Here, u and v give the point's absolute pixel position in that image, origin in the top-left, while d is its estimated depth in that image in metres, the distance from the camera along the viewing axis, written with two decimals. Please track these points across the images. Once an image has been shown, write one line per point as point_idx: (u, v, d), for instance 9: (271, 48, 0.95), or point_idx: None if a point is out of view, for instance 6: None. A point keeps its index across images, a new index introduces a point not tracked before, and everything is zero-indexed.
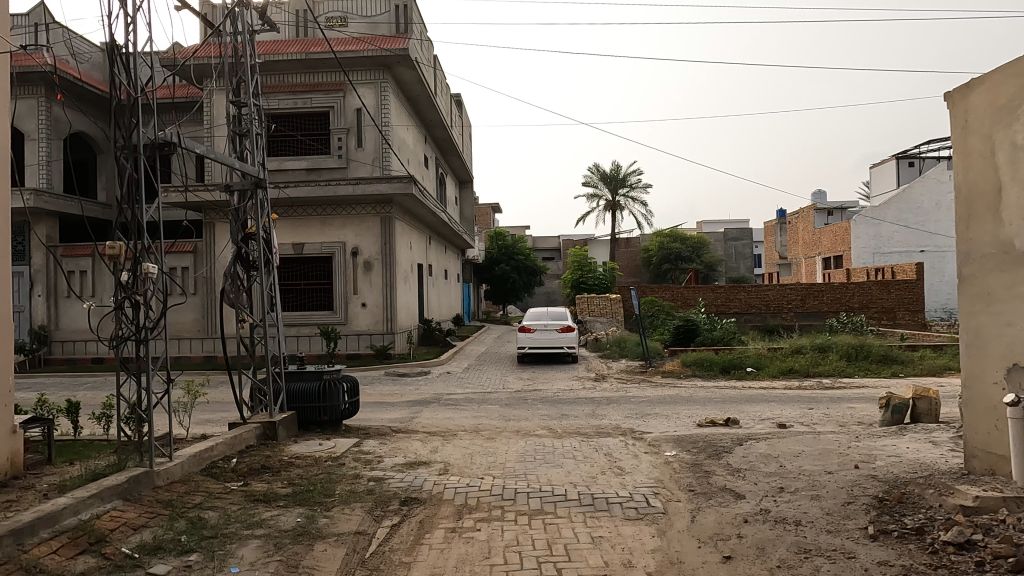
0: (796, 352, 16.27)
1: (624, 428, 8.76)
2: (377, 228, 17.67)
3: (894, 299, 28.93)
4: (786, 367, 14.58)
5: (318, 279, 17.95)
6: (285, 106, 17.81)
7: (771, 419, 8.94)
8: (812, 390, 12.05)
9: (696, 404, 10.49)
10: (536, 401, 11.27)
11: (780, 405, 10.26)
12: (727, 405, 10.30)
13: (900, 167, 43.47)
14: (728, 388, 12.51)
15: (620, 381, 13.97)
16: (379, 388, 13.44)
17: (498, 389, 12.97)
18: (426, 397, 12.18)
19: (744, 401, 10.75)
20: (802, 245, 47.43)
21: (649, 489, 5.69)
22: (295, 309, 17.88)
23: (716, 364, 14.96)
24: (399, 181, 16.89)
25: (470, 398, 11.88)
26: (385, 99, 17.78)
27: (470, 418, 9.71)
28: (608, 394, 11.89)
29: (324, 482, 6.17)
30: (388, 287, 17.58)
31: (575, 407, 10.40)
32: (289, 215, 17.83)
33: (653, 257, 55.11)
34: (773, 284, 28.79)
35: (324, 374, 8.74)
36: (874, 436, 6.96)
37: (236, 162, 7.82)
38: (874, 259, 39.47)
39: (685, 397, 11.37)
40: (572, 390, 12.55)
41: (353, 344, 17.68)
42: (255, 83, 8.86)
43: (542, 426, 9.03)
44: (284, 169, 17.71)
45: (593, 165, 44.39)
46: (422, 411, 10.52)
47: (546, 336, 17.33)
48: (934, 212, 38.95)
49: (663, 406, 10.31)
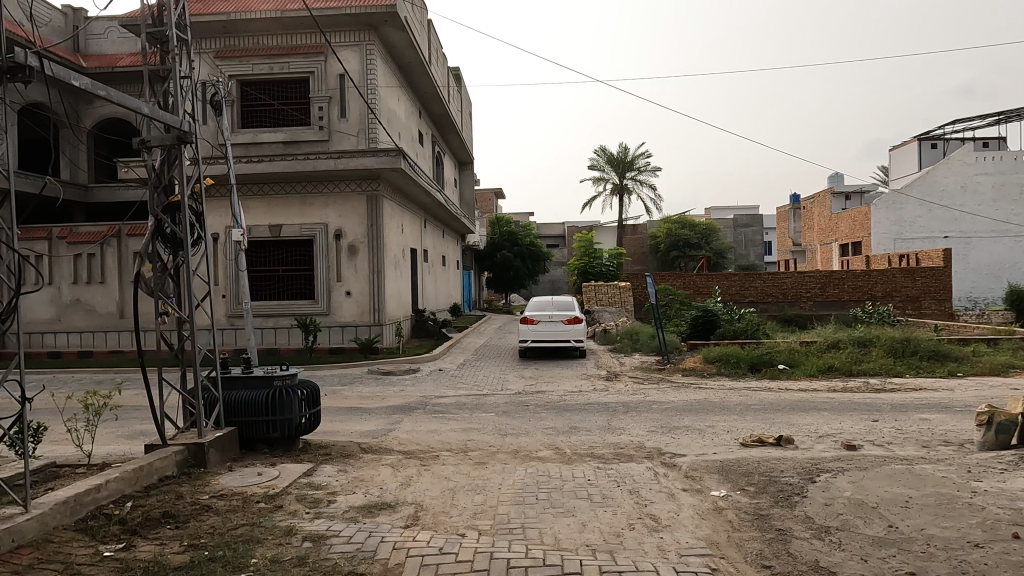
0: (832, 347, 14.49)
1: (649, 448, 6.97)
2: (364, 208, 15.92)
3: (919, 287, 27.06)
4: (824, 364, 12.82)
5: (297, 265, 16.18)
6: (259, 71, 15.91)
7: (833, 437, 7.20)
8: (864, 396, 10.25)
9: (732, 413, 8.73)
10: (539, 408, 9.49)
11: (836, 415, 8.44)
12: (770, 416, 8.50)
13: (923, 149, 41.34)
14: (764, 391, 10.73)
15: (636, 381, 12.20)
16: (359, 389, 11.69)
17: (495, 392, 11.18)
18: (411, 401, 10.45)
19: (790, 410, 8.94)
20: (818, 230, 45.49)
21: (701, 560, 3.90)
22: (273, 299, 16.13)
23: (743, 361, 13.20)
24: (386, 155, 15.07)
25: (461, 403, 10.11)
26: (371, 62, 15.87)
27: (459, 433, 7.93)
28: (625, 399, 10.09)
29: (240, 542, 4.39)
30: (375, 273, 15.82)
31: (587, 417, 8.62)
32: (265, 193, 16.05)
33: (661, 244, 53.30)
34: (791, 272, 26.98)
35: (274, 381, 6.96)
36: (992, 471, 5.20)
37: (144, 106, 5.87)
38: (895, 245, 37.57)
39: (717, 403, 9.60)
40: (581, 393, 10.76)
41: (336, 337, 15.93)
42: (183, 14, 6.91)
43: (546, 444, 7.26)
44: (258, 142, 15.88)
45: (598, 148, 42.71)
46: (402, 421, 8.76)
47: (550, 329, 15.54)
48: (959, 195, 36.96)
49: (693, 416, 8.56)
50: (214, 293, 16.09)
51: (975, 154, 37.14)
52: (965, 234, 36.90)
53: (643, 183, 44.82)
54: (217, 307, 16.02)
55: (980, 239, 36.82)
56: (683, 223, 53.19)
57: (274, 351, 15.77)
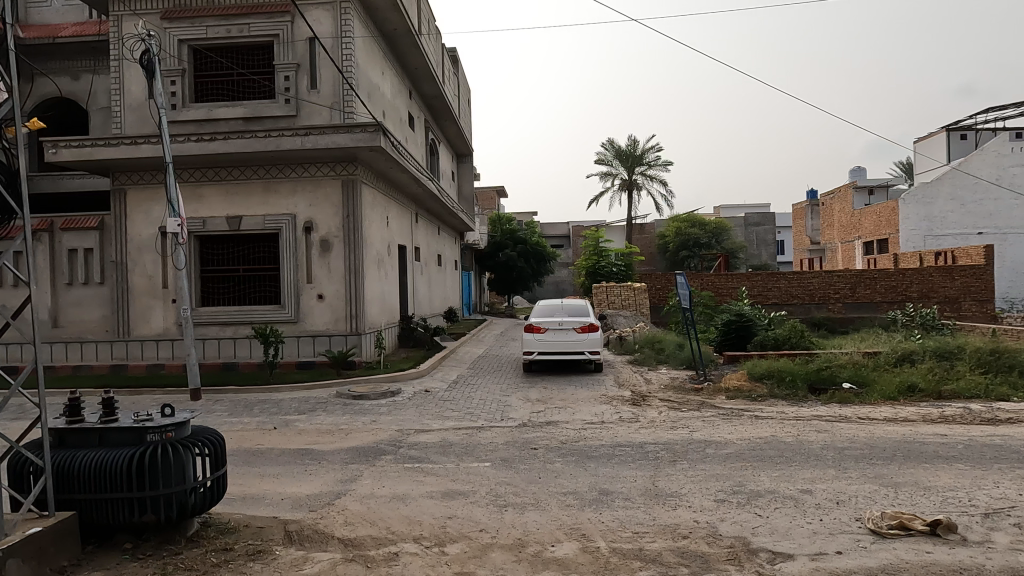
0: (904, 361, 11.94)
1: (731, 541, 4.43)
2: (338, 196, 13.43)
3: (959, 287, 24.44)
4: (902, 383, 10.25)
5: (261, 264, 13.71)
6: (215, 35, 13.40)
7: (1012, 518, 4.67)
8: (982, 432, 7.64)
9: (825, 464, 6.20)
10: (553, 453, 6.94)
11: (980, 470, 5.85)
12: (884, 470, 5.92)
13: (952, 139, 38.54)
14: (845, 425, 8.14)
15: (672, 408, 9.65)
16: (320, 420, 9.13)
17: (493, 424, 8.62)
18: (382, 440, 7.92)
19: (904, 458, 6.37)
20: (838, 228, 42.89)
21: None
22: (232, 304, 13.68)
23: (800, 380, 10.69)
24: (363, 131, 12.56)
25: (446, 445, 7.56)
26: (347, 25, 13.40)
27: (438, 504, 5.40)
28: (667, 438, 7.51)
29: None
30: (351, 272, 13.35)
31: (621, 472, 6.07)
32: (222, 179, 13.58)
33: (670, 243, 50.88)
34: (818, 271, 24.42)
35: (147, 436, 4.54)
36: None
37: None
38: (925, 242, 34.86)
39: (792, 444, 7.06)
40: (605, 428, 8.19)
41: (306, 349, 13.41)
42: None
43: (568, 529, 4.72)
44: (213, 118, 13.40)
45: (607, 141, 40.36)
46: (361, 477, 6.25)
47: (560, 338, 13.01)
48: (993, 188, 34.39)
49: (772, 469, 6.03)
50: (164, 298, 13.64)
51: (1011, 144, 34.29)
52: (1001, 230, 34.43)
53: (654, 178, 42.33)
54: (167, 313, 13.60)
55: (1017, 236, 34.29)
56: (692, 222, 50.78)
57: (231, 366, 13.24)
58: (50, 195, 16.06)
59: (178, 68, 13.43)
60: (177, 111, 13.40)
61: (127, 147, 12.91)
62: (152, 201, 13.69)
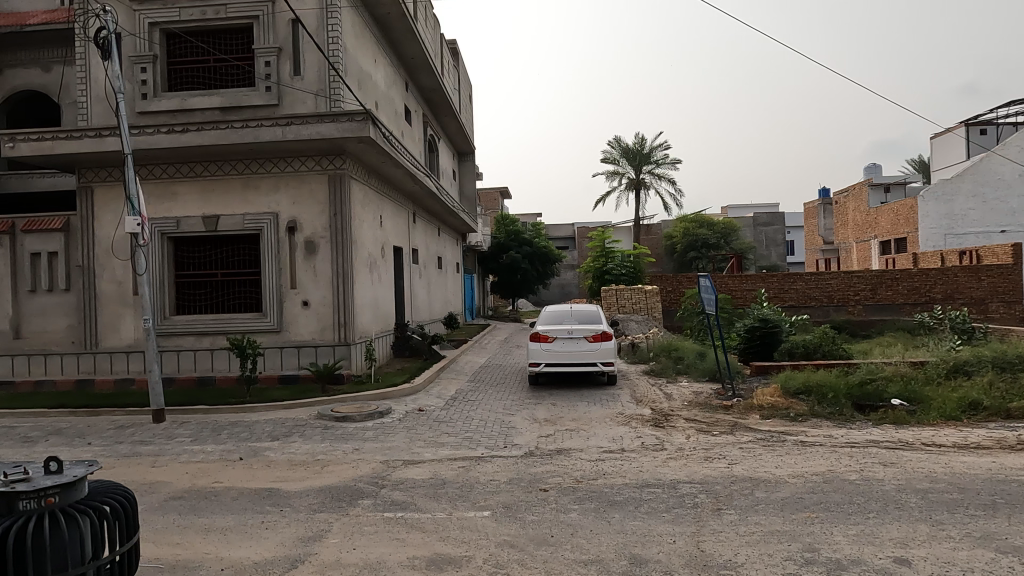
0: (956, 373, 10.64)
1: None
2: (324, 192, 12.22)
3: (986, 288, 23.00)
4: (962, 400, 8.95)
5: (241, 268, 12.51)
6: (190, 17, 12.23)
7: None
8: None
9: (914, 516, 4.89)
10: (567, 497, 5.67)
11: None
12: (992, 527, 4.61)
13: (971, 134, 37.07)
14: (912, 455, 6.82)
15: (701, 431, 8.36)
16: (295, 447, 7.91)
17: (494, 454, 7.36)
18: (362, 475, 6.67)
19: (1011, 506, 5.05)
20: (853, 227, 41.53)
21: None
22: (209, 312, 12.50)
23: (843, 396, 9.40)
24: (349, 120, 11.28)
25: (439, 482, 6.32)
26: (333, 5, 12.17)
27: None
28: (704, 475, 6.21)
29: None
30: (338, 275, 12.12)
31: (655, 528, 4.80)
32: (198, 174, 12.38)
33: (677, 245, 49.65)
34: (838, 271, 23.06)
35: None
36: None
37: None
38: (945, 241, 33.45)
39: (861, 484, 5.76)
40: (626, 459, 6.90)
41: (290, 360, 12.18)
42: None
43: None
44: (188, 108, 12.23)
45: (614, 138, 38.99)
46: (327, 534, 4.99)
47: (570, 348, 11.74)
48: (1017, 184, 32.88)
49: (850, 526, 4.73)
50: (135, 305, 12.46)
51: None
52: None
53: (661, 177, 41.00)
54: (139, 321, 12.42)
55: None
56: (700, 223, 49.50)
57: (208, 380, 12.05)
58: (21, 195, 15.28)
59: (149, 54, 12.25)
60: (147, 101, 12.25)
61: (93, 140, 11.75)
62: (122, 198, 12.50)
